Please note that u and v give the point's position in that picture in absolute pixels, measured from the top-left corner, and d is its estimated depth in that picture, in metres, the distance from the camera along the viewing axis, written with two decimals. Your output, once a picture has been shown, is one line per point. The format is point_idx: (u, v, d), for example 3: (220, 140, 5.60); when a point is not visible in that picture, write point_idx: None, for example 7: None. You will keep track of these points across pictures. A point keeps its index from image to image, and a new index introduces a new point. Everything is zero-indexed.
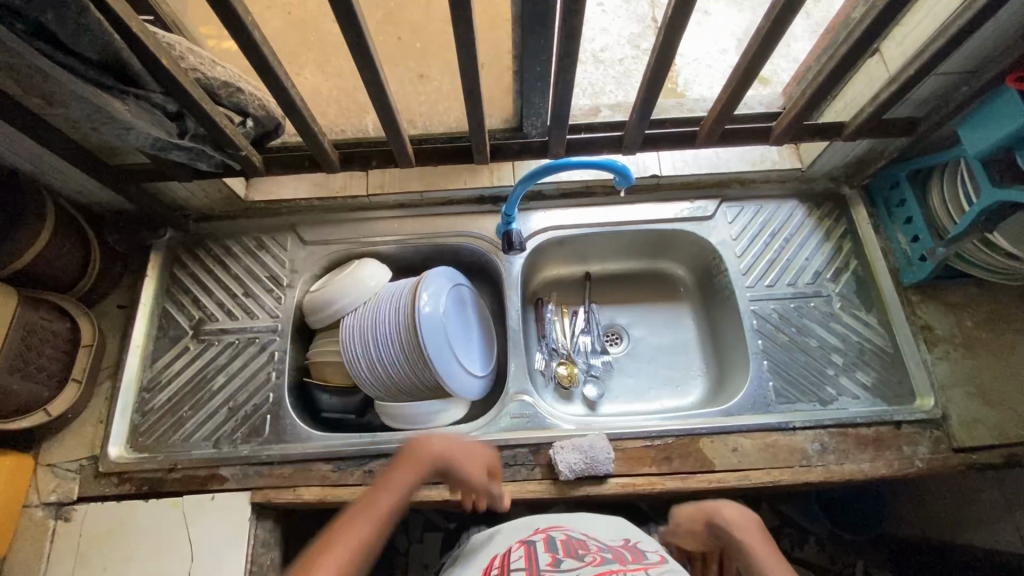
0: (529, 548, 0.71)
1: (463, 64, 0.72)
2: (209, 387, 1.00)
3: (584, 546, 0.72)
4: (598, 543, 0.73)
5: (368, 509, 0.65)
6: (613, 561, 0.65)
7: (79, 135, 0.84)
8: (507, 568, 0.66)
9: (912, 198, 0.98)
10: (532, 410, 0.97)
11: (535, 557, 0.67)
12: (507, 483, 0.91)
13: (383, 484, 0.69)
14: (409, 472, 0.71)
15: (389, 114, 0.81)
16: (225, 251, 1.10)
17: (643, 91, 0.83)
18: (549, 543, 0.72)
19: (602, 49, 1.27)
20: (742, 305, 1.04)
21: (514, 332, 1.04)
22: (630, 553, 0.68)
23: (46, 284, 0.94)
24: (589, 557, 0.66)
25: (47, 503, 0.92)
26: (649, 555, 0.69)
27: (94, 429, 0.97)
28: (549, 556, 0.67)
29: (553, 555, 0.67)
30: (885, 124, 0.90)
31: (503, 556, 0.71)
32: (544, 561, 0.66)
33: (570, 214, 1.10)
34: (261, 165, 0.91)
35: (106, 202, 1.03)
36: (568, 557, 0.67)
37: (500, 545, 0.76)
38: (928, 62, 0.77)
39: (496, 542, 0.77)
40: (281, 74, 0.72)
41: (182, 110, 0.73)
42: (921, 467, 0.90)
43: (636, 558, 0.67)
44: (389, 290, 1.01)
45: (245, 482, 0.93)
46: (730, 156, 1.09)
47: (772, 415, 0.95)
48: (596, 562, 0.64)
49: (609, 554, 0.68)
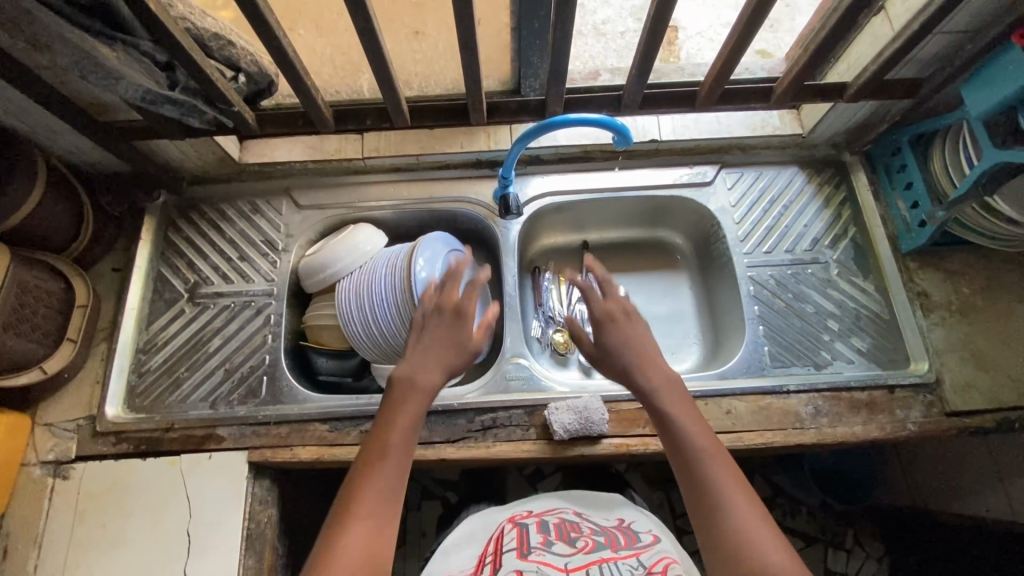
0: (522, 529, 0.75)
1: (458, 13, 0.70)
2: (206, 349, 1.00)
3: (577, 528, 0.76)
4: (591, 525, 0.77)
5: (385, 449, 0.66)
6: (605, 547, 0.70)
7: (68, 89, 0.82)
8: (502, 549, 0.72)
9: (912, 162, 0.97)
10: (528, 372, 0.97)
11: (529, 537, 0.73)
12: (502, 443, 0.92)
13: (386, 426, 0.69)
14: (414, 408, 0.71)
15: (383, 69, 0.79)
16: (219, 214, 1.09)
17: (641, 48, 0.81)
18: (543, 525, 0.76)
19: (603, 22, 1.23)
20: (739, 271, 1.03)
21: (510, 298, 1.03)
22: (622, 537, 0.73)
23: (37, 243, 0.93)
24: (582, 543, 0.70)
25: (44, 462, 0.93)
26: (640, 535, 0.75)
27: (91, 389, 0.98)
28: (542, 537, 0.72)
29: (546, 537, 0.73)
30: (888, 85, 0.88)
31: (497, 539, 0.76)
32: (537, 542, 0.72)
33: (567, 180, 1.09)
34: (254, 123, 0.89)
35: (98, 162, 1.01)
36: (560, 540, 0.71)
37: (494, 524, 0.83)
38: (933, 17, 0.75)
39: (491, 524, 0.83)
40: (272, 23, 0.69)
41: (171, 60, 0.72)
42: (914, 430, 0.91)
43: (628, 543, 0.72)
44: (384, 255, 1.00)
45: (241, 441, 0.93)
46: (731, 120, 1.08)
47: (766, 378, 0.95)
48: (587, 549, 0.69)
49: (602, 536, 0.73)
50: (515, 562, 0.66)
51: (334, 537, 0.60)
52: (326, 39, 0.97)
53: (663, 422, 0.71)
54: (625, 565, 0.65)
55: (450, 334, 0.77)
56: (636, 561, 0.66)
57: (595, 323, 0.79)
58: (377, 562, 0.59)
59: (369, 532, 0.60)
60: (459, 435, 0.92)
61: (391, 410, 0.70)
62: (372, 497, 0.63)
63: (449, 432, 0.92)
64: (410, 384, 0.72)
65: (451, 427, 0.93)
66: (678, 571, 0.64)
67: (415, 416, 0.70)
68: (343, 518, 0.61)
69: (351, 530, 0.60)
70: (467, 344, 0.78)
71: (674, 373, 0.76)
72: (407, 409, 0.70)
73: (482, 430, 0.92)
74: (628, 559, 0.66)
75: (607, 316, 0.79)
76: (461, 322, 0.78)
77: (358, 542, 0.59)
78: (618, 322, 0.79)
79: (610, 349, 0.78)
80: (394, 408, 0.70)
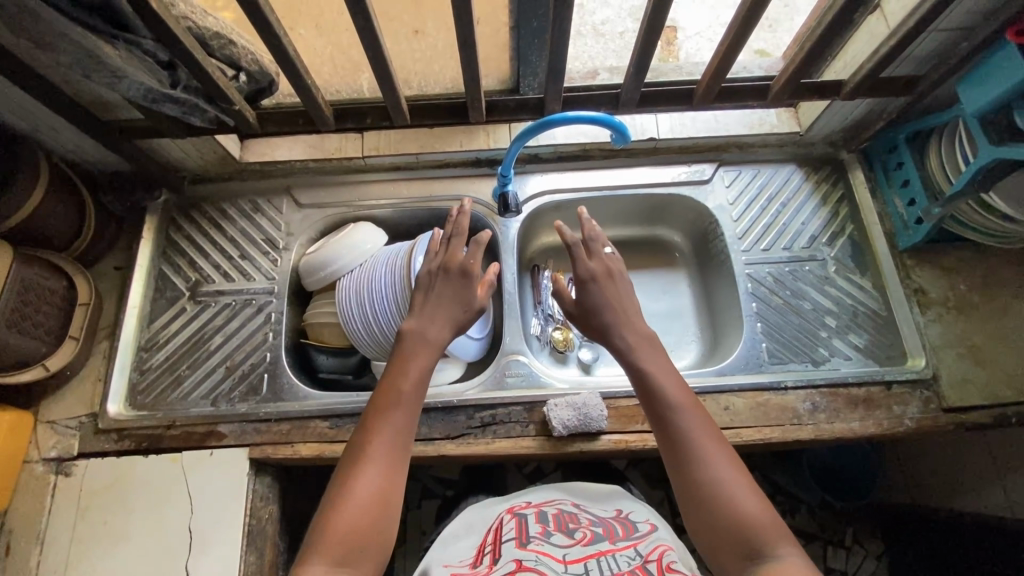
0: (521, 519, 0.76)
1: (457, 11, 0.70)
2: (207, 346, 1.01)
3: (575, 520, 0.76)
4: (589, 515, 0.78)
5: (392, 404, 0.67)
6: (603, 539, 0.70)
7: (70, 88, 0.83)
8: (501, 539, 0.72)
9: (909, 160, 0.97)
10: (527, 370, 0.98)
11: (527, 526, 0.73)
12: (502, 439, 0.92)
13: (393, 380, 0.70)
14: (422, 360, 0.73)
15: (383, 67, 0.79)
16: (220, 213, 1.09)
17: (639, 46, 0.82)
18: (542, 515, 0.77)
19: (603, 23, 1.24)
20: (736, 268, 1.04)
21: (509, 296, 1.04)
22: (620, 528, 0.74)
23: (40, 241, 0.94)
24: (580, 535, 0.71)
25: (46, 459, 0.93)
26: (638, 525, 0.76)
27: (92, 386, 0.98)
28: (541, 527, 0.73)
29: (545, 527, 0.73)
30: (884, 83, 0.89)
31: (497, 529, 0.77)
32: (536, 532, 0.72)
33: (566, 178, 1.09)
34: (254, 121, 0.90)
35: (100, 161, 1.02)
36: (559, 531, 0.72)
37: (493, 516, 0.83)
38: (929, 15, 0.76)
39: (490, 517, 0.83)
40: (273, 21, 0.70)
41: (172, 59, 0.73)
42: (911, 425, 0.91)
43: (627, 534, 0.72)
44: (384, 253, 1.01)
45: (242, 438, 0.94)
46: (728, 119, 1.08)
47: (764, 375, 0.96)
48: (585, 540, 0.69)
49: (600, 528, 0.73)
50: (514, 551, 0.67)
51: (345, 488, 0.60)
52: (326, 38, 0.98)
53: (646, 378, 0.71)
54: (622, 557, 0.65)
55: (454, 289, 0.80)
56: (634, 552, 0.66)
57: (581, 283, 0.82)
58: (388, 510, 0.61)
59: (377, 485, 0.61)
60: (459, 431, 0.93)
61: (398, 364, 0.72)
62: (383, 449, 0.64)
63: (449, 428, 0.93)
64: (418, 343, 0.74)
65: (451, 423, 0.93)
66: (674, 560, 0.65)
67: (422, 369, 0.72)
68: (355, 468, 0.62)
69: (360, 477, 0.61)
70: (468, 297, 0.81)
71: (653, 334, 0.78)
72: (414, 364, 0.72)
73: (481, 426, 0.93)
74: (626, 550, 0.67)
75: (591, 276, 0.82)
76: (465, 277, 0.81)
77: (369, 491, 0.60)
78: (603, 280, 0.82)
79: (593, 307, 0.80)
80: (402, 360, 0.72)
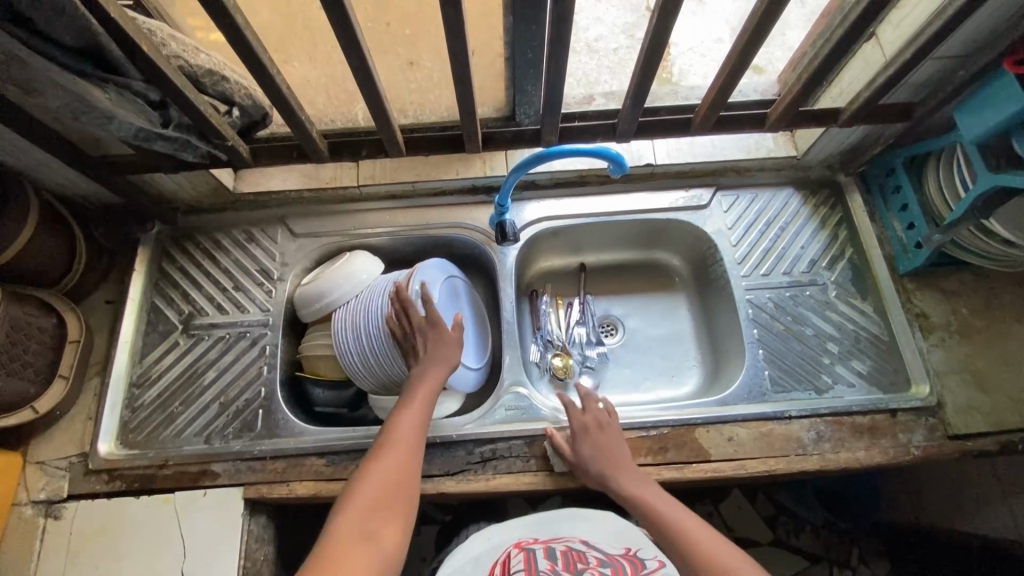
0: (529, 553, 0.76)
1: (452, 49, 0.69)
2: (200, 382, 0.99)
3: (583, 559, 0.74)
4: (597, 554, 0.77)
5: (409, 416, 0.82)
6: None
7: (61, 126, 0.82)
8: (510, 571, 0.72)
9: (907, 185, 0.97)
10: (528, 402, 0.96)
11: (536, 561, 0.73)
12: (502, 475, 0.90)
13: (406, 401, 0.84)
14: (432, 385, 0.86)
15: (378, 105, 0.78)
16: (214, 244, 1.08)
17: (637, 76, 0.80)
18: (550, 551, 0.76)
19: (597, 39, 1.25)
20: (737, 294, 1.03)
21: (508, 324, 1.02)
22: (630, 565, 0.74)
23: (28, 278, 0.92)
24: None
25: (36, 502, 0.91)
26: (646, 562, 0.77)
27: (83, 426, 0.96)
28: (549, 563, 0.72)
29: (553, 564, 0.72)
30: (881, 110, 0.88)
31: (505, 562, 0.76)
32: (544, 568, 0.71)
33: (562, 204, 1.09)
34: (248, 155, 0.89)
35: (90, 195, 1.01)
36: (567, 570, 0.70)
37: (500, 549, 0.84)
38: (924, 47, 0.75)
39: (496, 554, 0.83)
40: (264, 59, 0.69)
41: (164, 99, 0.71)
42: (917, 454, 0.90)
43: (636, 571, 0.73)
44: (381, 283, 0.99)
45: (236, 477, 0.92)
46: (725, 144, 1.08)
47: (767, 404, 0.94)
48: None
49: (609, 567, 0.72)
50: None
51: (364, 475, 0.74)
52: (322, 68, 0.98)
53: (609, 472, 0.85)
54: None
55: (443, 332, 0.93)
56: None
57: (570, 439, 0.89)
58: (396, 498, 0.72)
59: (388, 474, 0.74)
60: (458, 467, 0.91)
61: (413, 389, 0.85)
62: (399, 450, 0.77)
63: (447, 464, 0.91)
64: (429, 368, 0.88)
65: (450, 459, 0.91)
66: None
67: (430, 398, 0.85)
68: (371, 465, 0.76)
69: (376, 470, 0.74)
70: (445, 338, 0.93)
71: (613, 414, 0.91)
72: (421, 393, 0.84)
73: (481, 462, 0.91)
74: None
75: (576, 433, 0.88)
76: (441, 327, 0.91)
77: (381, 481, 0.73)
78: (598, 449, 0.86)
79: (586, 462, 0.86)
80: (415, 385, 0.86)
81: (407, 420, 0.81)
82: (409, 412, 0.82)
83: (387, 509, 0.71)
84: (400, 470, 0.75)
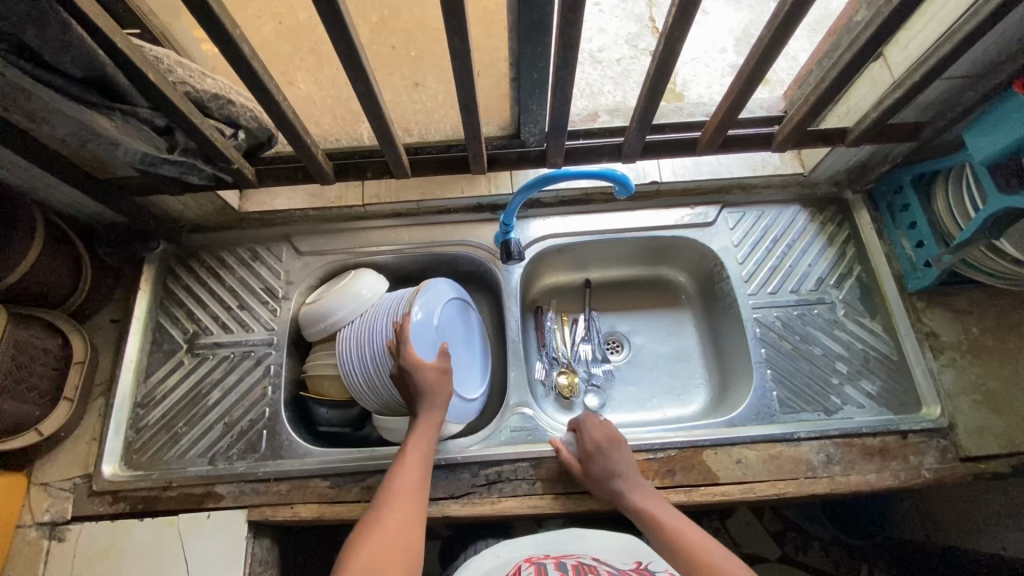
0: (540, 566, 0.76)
1: (458, 75, 0.69)
2: (205, 402, 0.99)
3: (594, 571, 0.74)
4: (609, 567, 0.76)
5: (409, 467, 0.80)
6: None
7: (67, 151, 0.82)
8: None
9: (917, 203, 0.96)
10: (532, 423, 0.95)
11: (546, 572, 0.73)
12: (508, 498, 0.89)
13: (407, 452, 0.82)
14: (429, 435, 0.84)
15: (383, 128, 0.78)
16: (219, 263, 1.08)
17: (643, 98, 0.80)
18: (561, 564, 0.76)
19: (600, 49, 1.25)
20: (745, 313, 1.02)
21: (513, 343, 1.02)
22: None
23: (35, 300, 0.92)
24: None
25: (40, 523, 0.91)
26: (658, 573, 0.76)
27: (87, 446, 0.96)
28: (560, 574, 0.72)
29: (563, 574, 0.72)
30: (889, 130, 0.88)
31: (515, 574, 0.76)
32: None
33: (567, 221, 1.09)
34: (253, 176, 0.89)
35: (96, 215, 1.01)
36: None
37: (510, 563, 0.83)
38: (934, 70, 0.75)
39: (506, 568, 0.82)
40: (269, 85, 0.68)
41: (170, 124, 0.72)
42: (929, 477, 0.88)
43: None
44: (385, 302, 0.98)
45: (241, 499, 0.91)
46: (731, 161, 1.07)
47: (776, 426, 0.93)
48: None
49: None
50: None
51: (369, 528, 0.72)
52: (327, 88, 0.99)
53: (610, 488, 0.84)
54: None
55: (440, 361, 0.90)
56: None
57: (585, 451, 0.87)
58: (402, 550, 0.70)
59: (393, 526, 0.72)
60: (463, 490, 0.90)
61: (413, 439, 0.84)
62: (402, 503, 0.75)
63: (453, 487, 0.90)
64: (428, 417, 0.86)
65: (454, 482, 0.90)
66: None
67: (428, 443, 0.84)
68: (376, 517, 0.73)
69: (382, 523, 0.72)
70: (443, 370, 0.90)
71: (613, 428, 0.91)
72: (418, 441, 0.83)
73: (486, 485, 0.90)
74: None
75: (593, 446, 0.87)
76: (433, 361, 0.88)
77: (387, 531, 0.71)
78: (607, 462, 0.85)
79: (596, 474, 0.85)
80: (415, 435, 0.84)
81: (408, 468, 0.80)
82: (411, 458, 0.81)
83: (395, 558, 0.68)
84: (404, 518, 0.74)
